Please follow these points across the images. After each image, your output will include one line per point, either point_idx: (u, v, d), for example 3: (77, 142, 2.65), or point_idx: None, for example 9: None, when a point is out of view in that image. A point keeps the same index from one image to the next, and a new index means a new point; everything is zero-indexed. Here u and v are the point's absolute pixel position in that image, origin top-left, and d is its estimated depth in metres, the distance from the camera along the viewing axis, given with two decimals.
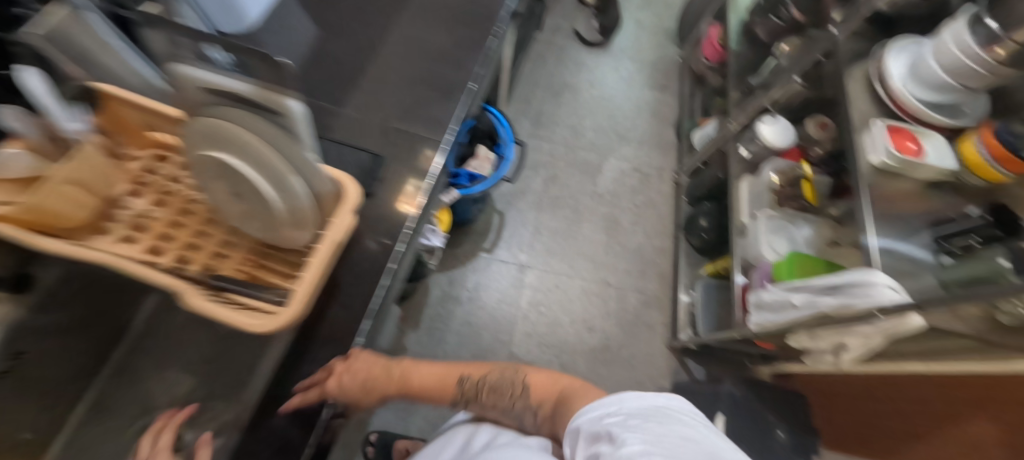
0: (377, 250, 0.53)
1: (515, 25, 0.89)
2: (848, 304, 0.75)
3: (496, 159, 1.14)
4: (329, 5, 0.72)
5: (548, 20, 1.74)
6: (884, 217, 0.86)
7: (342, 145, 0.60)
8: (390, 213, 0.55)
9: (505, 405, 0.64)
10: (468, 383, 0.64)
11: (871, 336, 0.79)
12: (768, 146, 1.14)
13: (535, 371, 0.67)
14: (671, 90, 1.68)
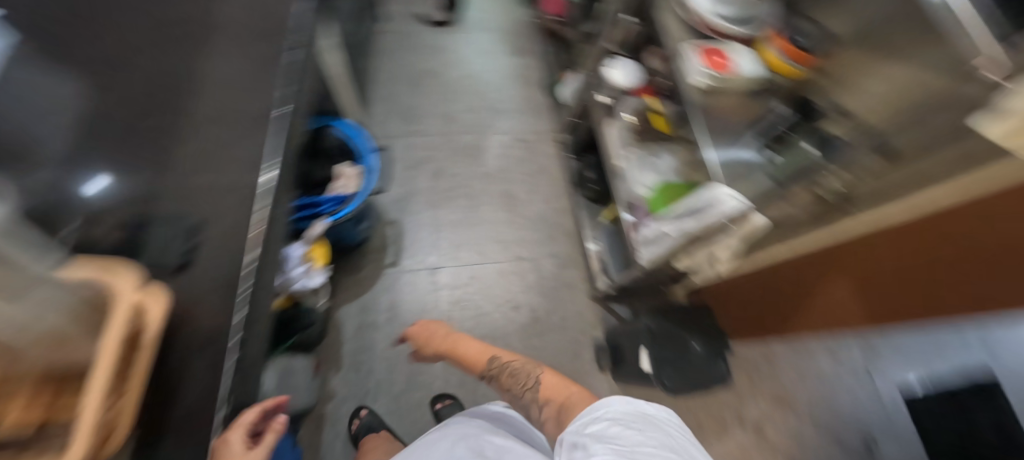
0: (212, 325, 0.47)
1: (320, 37, 0.84)
2: (706, 219, 0.71)
3: (364, 172, 0.97)
4: (75, 54, 0.59)
5: (390, 9, 1.65)
6: (719, 131, 0.78)
7: (156, 221, 0.50)
8: (221, 273, 0.50)
9: (517, 392, 0.78)
10: (495, 365, 0.83)
11: (725, 254, 0.77)
12: (619, 88, 1.06)
13: (557, 378, 0.76)
14: (531, 51, 1.66)
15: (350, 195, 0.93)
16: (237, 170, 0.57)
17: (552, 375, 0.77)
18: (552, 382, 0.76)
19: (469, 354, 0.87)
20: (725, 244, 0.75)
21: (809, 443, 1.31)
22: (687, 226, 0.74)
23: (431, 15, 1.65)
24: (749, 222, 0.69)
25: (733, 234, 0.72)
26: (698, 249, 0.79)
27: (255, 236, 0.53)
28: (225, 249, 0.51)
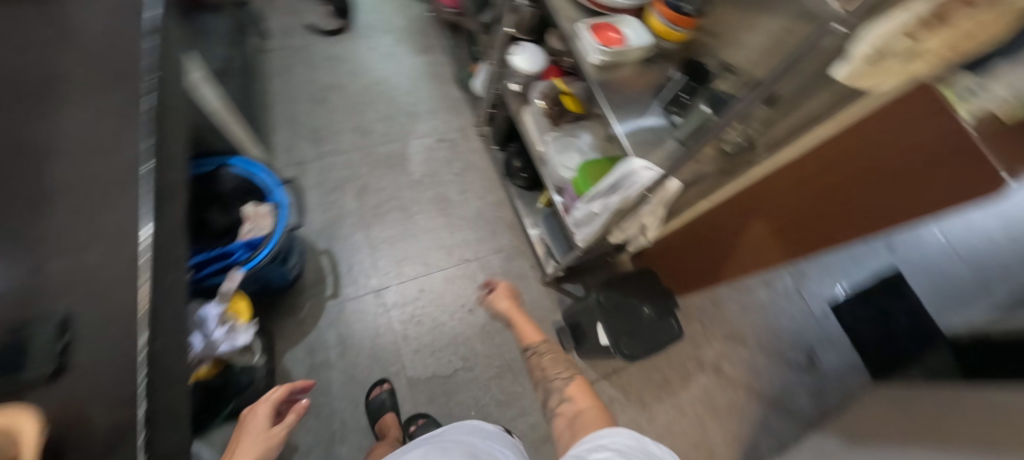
0: (115, 423, 0.43)
1: (183, 73, 0.74)
2: (627, 192, 0.72)
3: (275, 209, 0.88)
4: None
5: (273, 22, 1.51)
6: (624, 104, 0.78)
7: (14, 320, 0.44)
8: (113, 364, 0.46)
9: (546, 384, 0.81)
10: (540, 348, 0.88)
11: (651, 222, 0.79)
12: (527, 74, 1.04)
13: (581, 389, 0.75)
14: (437, 47, 1.61)
15: (264, 237, 0.85)
16: (103, 246, 0.50)
17: (577, 384, 0.77)
18: (573, 391, 0.76)
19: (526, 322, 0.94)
20: (650, 212, 0.77)
21: (762, 370, 1.43)
22: (611, 202, 0.76)
23: (321, 24, 1.54)
24: (666, 188, 0.71)
25: (654, 202, 0.74)
26: (628, 221, 0.81)
27: (146, 313, 0.49)
28: (109, 335, 0.46)
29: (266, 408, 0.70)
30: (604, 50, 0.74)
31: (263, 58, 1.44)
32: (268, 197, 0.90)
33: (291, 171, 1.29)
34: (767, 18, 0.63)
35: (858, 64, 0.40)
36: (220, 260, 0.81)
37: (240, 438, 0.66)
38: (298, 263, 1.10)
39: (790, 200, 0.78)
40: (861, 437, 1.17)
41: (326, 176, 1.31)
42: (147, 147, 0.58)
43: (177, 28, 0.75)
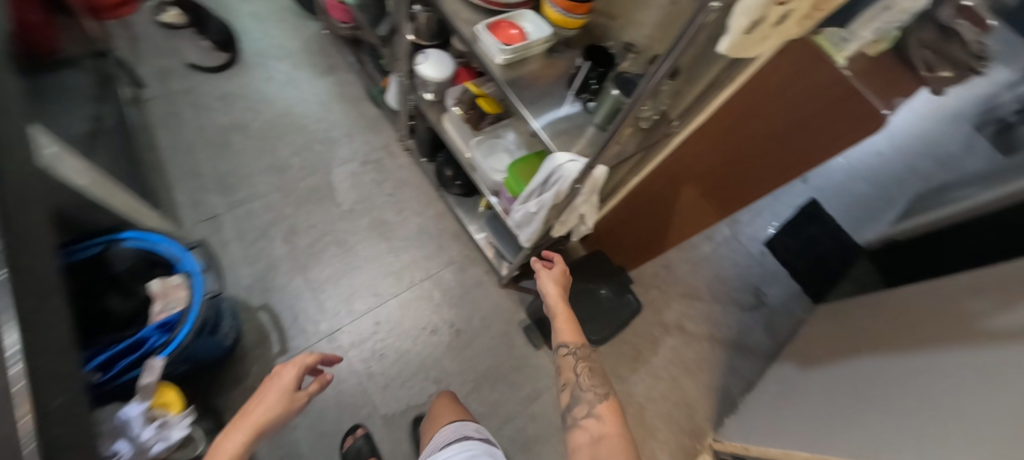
0: None
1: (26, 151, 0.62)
2: (558, 187, 0.71)
3: (187, 278, 0.79)
4: None
5: (145, 67, 1.34)
6: (539, 97, 0.76)
7: None
8: None
9: (575, 393, 0.78)
10: (581, 354, 0.83)
11: (588, 210, 0.78)
12: (437, 81, 1.01)
13: (613, 412, 0.73)
14: (341, 66, 1.52)
15: (180, 313, 0.77)
16: None
17: (606, 406, 0.74)
18: (600, 412, 0.73)
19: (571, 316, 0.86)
20: (586, 202, 0.75)
21: (720, 318, 1.51)
22: (548, 198, 0.74)
23: (203, 60, 1.40)
24: (595, 179, 0.70)
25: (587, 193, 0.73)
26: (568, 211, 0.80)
27: (36, 447, 0.39)
28: None
29: (295, 370, 0.74)
30: (506, 48, 0.72)
31: (142, 109, 1.28)
32: (178, 266, 0.81)
33: (203, 227, 1.16)
34: None
35: (736, 33, 0.38)
36: (133, 349, 0.72)
37: (265, 390, 0.71)
38: (232, 327, 1.00)
39: (714, 162, 0.85)
40: (814, 359, 1.27)
41: (245, 225, 1.19)
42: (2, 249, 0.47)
43: (13, 99, 0.64)
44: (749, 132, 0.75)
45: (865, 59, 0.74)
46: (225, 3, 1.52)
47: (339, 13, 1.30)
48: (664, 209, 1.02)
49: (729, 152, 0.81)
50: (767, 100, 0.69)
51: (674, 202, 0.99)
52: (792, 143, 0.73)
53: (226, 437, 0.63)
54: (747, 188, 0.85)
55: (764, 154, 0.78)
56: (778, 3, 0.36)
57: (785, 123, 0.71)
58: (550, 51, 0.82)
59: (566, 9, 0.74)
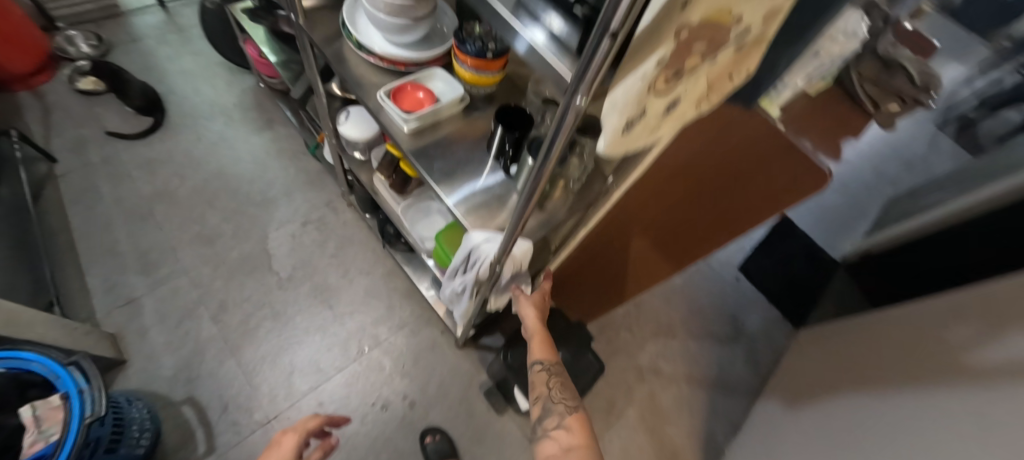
0: None
1: None
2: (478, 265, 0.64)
3: (66, 399, 0.69)
4: None
5: (58, 139, 1.24)
6: (455, 164, 0.69)
7: None
8: None
9: (546, 406, 0.69)
10: (554, 371, 0.73)
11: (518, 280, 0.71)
12: (360, 142, 0.94)
13: (583, 427, 0.65)
14: (278, 120, 1.44)
15: (55, 444, 0.66)
16: None
17: (575, 420, 0.66)
18: (569, 430, 0.65)
19: (547, 333, 0.77)
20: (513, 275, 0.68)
21: (698, 355, 1.43)
22: (471, 275, 0.67)
23: (125, 127, 1.30)
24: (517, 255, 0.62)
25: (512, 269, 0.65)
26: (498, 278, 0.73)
27: None
28: None
29: (296, 437, 0.70)
30: (410, 117, 0.66)
31: (53, 186, 1.18)
32: (55, 385, 0.70)
33: (119, 315, 1.06)
34: None
35: (611, 134, 0.30)
36: None
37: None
38: (144, 433, 0.88)
39: (658, 214, 0.77)
40: (798, 397, 1.19)
41: (169, 309, 1.09)
42: None
43: None
44: (688, 184, 0.68)
45: (821, 93, 0.65)
46: (151, 63, 1.44)
47: (266, 68, 1.23)
48: (618, 259, 0.93)
49: (673, 203, 0.73)
50: (703, 153, 0.61)
51: (627, 252, 0.90)
52: (738, 193, 0.64)
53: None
54: (696, 239, 0.77)
55: (710, 203, 0.69)
56: (655, 92, 0.28)
57: (725, 177, 0.63)
58: (468, 110, 0.75)
59: (476, 68, 0.68)
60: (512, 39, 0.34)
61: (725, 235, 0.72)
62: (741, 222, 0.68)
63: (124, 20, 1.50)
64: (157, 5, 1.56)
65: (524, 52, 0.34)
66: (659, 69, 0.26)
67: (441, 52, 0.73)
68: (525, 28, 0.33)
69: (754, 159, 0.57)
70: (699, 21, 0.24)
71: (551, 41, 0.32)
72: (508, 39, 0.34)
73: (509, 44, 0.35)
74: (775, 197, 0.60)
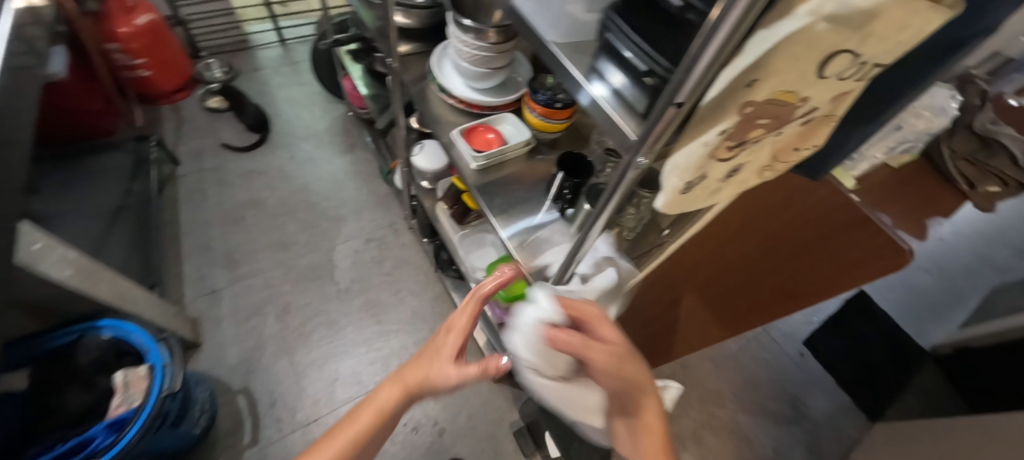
0: None
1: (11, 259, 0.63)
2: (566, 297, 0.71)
3: (152, 370, 0.78)
4: None
5: (184, 145, 1.47)
6: (513, 202, 0.73)
7: None
8: None
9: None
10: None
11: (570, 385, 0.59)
12: (430, 172, 1.01)
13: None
14: (359, 145, 1.59)
15: (135, 410, 0.74)
16: None
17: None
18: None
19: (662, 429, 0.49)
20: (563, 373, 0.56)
21: (749, 432, 1.31)
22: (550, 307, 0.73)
23: (236, 140, 1.52)
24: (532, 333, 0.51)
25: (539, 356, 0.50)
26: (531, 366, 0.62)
27: None
28: None
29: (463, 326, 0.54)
30: (479, 156, 0.72)
31: (173, 185, 1.38)
32: (146, 357, 0.80)
33: (202, 303, 1.19)
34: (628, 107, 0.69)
35: (670, 193, 0.32)
36: (77, 451, 0.69)
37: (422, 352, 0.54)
38: (203, 414, 0.96)
39: (714, 272, 0.74)
40: None
41: (242, 303, 1.21)
42: None
43: (19, 191, 0.68)
44: (746, 245, 0.66)
45: (907, 170, 0.62)
46: (264, 88, 1.67)
47: (357, 100, 1.39)
48: (668, 314, 0.90)
49: (729, 263, 0.70)
50: (764, 215, 0.59)
51: (678, 307, 0.87)
52: (803, 263, 0.60)
53: (382, 386, 0.53)
54: (753, 306, 0.72)
55: (769, 271, 0.65)
56: (717, 160, 0.30)
57: (787, 243, 0.60)
58: (532, 153, 0.79)
59: (545, 115, 0.73)
60: (575, 91, 0.37)
61: (785, 306, 0.67)
62: (802, 296, 0.63)
63: (251, 52, 1.77)
64: (277, 42, 1.82)
65: (586, 106, 0.37)
66: (722, 139, 0.28)
67: (513, 98, 0.79)
68: (588, 85, 0.36)
69: (826, 226, 0.54)
70: (764, 100, 0.25)
71: (612, 96, 0.35)
72: (572, 91, 0.37)
73: (573, 95, 0.38)
74: (843, 274, 0.55)
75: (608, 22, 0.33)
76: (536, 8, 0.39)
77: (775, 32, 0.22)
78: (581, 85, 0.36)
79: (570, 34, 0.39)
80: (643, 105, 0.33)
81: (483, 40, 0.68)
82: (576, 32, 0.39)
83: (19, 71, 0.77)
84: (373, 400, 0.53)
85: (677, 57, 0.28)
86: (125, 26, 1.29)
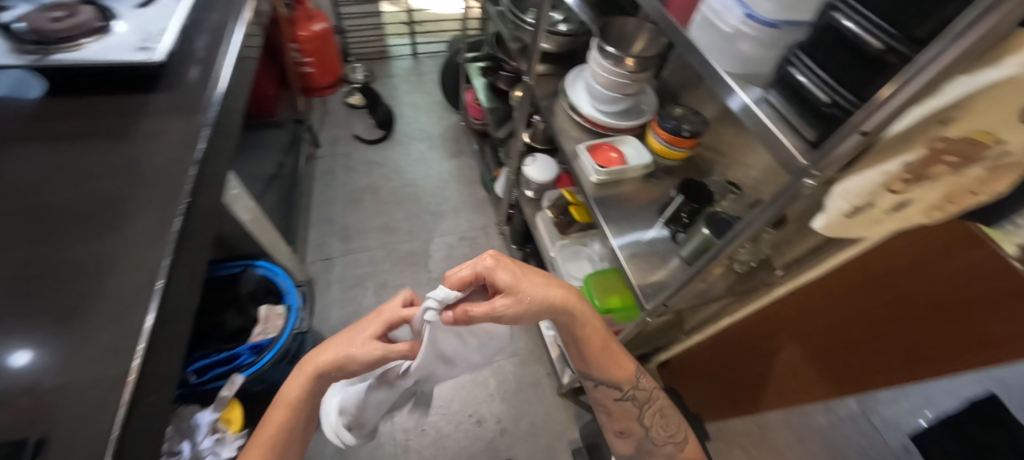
0: None
1: (219, 201, 0.79)
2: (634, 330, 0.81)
3: (288, 310, 0.92)
4: None
5: (324, 133, 1.72)
6: (624, 218, 0.77)
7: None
8: None
9: (647, 443, 0.72)
10: (636, 389, 0.72)
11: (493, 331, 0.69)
12: (538, 183, 1.09)
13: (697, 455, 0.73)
14: (466, 153, 1.74)
15: (271, 340, 0.88)
16: (99, 365, 0.51)
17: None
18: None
19: (597, 337, 0.68)
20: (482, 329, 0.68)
21: None
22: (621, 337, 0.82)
23: (365, 133, 1.74)
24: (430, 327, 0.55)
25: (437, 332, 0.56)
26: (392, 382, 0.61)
27: (117, 440, 0.47)
28: None
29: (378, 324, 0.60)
30: (601, 170, 0.78)
31: (312, 164, 1.62)
32: (285, 297, 0.95)
33: (319, 266, 1.37)
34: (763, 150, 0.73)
35: (833, 215, 0.35)
36: (227, 362, 0.84)
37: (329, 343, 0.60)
38: None
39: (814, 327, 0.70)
40: None
41: (350, 273, 1.36)
42: (170, 260, 0.61)
43: (232, 148, 0.85)
44: (853, 304, 0.62)
45: None
46: (394, 93, 1.90)
47: (475, 111, 1.54)
48: (757, 362, 0.86)
49: (831, 320, 0.66)
50: (885, 271, 0.56)
51: (767, 359, 0.83)
52: (905, 335, 0.55)
53: (289, 381, 0.60)
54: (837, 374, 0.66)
55: (863, 340, 0.61)
56: (891, 191, 0.32)
57: (898, 311, 0.55)
58: (647, 177, 0.84)
59: (669, 142, 0.78)
60: (728, 95, 0.45)
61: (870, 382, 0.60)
62: (893, 374, 0.56)
63: (388, 62, 2.03)
64: (411, 54, 2.07)
65: (734, 109, 0.45)
66: (902, 170, 0.31)
67: (638, 124, 0.84)
68: (743, 91, 0.44)
69: (932, 304, 0.50)
70: (958, 137, 0.28)
71: (762, 101, 0.43)
72: (726, 95, 0.46)
73: (723, 99, 0.46)
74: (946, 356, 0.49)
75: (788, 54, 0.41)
76: (716, 43, 0.48)
77: (981, 77, 0.25)
78: (735, 89, 0.44)
79: (746, 67, 0.46)
80: (815, 133, 0.38)
81: (621, 67, 0.74)
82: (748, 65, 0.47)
83: (244, 60, 0.98)
84: (283, 396, 0.60)
85: (861, 89, 0.33)
86: (305, 31, 1.57)
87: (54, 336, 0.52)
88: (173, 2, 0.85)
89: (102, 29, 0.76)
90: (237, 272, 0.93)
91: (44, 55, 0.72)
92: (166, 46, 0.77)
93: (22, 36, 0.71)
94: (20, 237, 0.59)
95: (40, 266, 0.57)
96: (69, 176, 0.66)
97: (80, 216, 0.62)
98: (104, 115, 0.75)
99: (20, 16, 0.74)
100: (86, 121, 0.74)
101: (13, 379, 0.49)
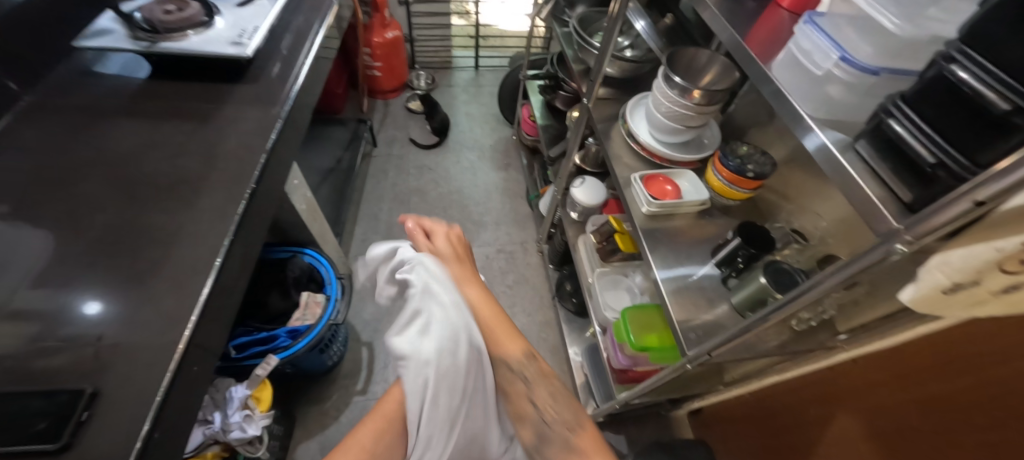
0: None
1: (280, 191, 0.83)
2: (661, 376, 0.75)
3: (327, 300, 0.96)
4: (46, 222, 0.62)
5: (382, 134, 1.80)
6: (673, 253, 0.74)
7: (50, 383, 0.48)
8: (116, 432, 0.47)
9: (542, 430, 0.60)
10: (534, 372, 0.62)
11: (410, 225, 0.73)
12: (585, 205, 1.07)
13: (597, 444, 0.56)
14: (514, 167, 1.75)
15: (308, 326, 0.91)
16: (155, 330, 0.54)
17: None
18: None
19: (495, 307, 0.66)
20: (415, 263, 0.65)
21: None
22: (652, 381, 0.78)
23: (420, 138, 1.80)
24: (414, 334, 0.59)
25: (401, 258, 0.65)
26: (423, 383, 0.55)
27: (159, 404, 0.49)
28: (122, 420, 0.47)
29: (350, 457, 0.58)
30: (654, 202, 0.75)
31: (368, 162, 1.69)
32: (326, 288, 0.99)
33: (361, 261, 1.41)
34: (836, 201, 0.68)
35: (929, 289, 0.31)
36: (266, 342, 0.88)
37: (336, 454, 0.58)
38: (338, 352, 1.12)
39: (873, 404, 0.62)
40: None
41: None
42: (230, 240, 0.65)
43: (299, 141, 0.90)
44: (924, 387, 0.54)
45: None
46: (452, 102, 1.96)
47: (529, 127, 1.55)
48: (796, 430, 0.79)
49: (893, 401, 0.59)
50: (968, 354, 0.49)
51: (809, 429, 0.75)
52: (965, 432, 0.48)
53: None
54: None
55: (924, 426, 0.53)
56: (1002, 270, 0.27)
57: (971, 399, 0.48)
58: (701, 213, 0.80)
59: (730, 181, 0.74)
60: (805, 136, 0.43)
61: None
62: None
63: (450, 72, 2.10)
64: (472, 66, 2.13)
65: (810, 148, 0.42)
66: (1021, 250, 0.26)
67: (697, 158, 0.81)
68: (822, 132, 0.42)
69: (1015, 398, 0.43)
70: None
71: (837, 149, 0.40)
72: (804, 138, 0.43)
73: (799, 139, 0.44)
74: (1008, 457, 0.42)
75: (884, 103, 0.38)
76: (803, 86, 0.46)
77: None
78: (813, 127, 0.42)
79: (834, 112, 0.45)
80: (912, 194, 0.35)
81: (687, 98, 0.72)
82: (836, 112, 0.44)
83: (321, 60, 1.04)
84: None
85: (974, 151, 0.31)
86: (378, 37, 1.65)
87: (123, 296, 0.56)
88: (267, 4, 0.92)
89: (204, 23, 0.83)
90: (287, 257, 0.98)
91: (152, 42, 0.79)
92: (257, 43, 0.83)
93: (139, 25, 0.80)
94: (108, 204, 0.65)
95: (122, 230, 0.62)
96: (157, 152, 0.73)
97: (163, 190, 0.68)
98: (195, 100, 0.82)
99: (139, 7, 0.82)
100: (179, 104, 0.81)
101: (84, 330, 0.53)
